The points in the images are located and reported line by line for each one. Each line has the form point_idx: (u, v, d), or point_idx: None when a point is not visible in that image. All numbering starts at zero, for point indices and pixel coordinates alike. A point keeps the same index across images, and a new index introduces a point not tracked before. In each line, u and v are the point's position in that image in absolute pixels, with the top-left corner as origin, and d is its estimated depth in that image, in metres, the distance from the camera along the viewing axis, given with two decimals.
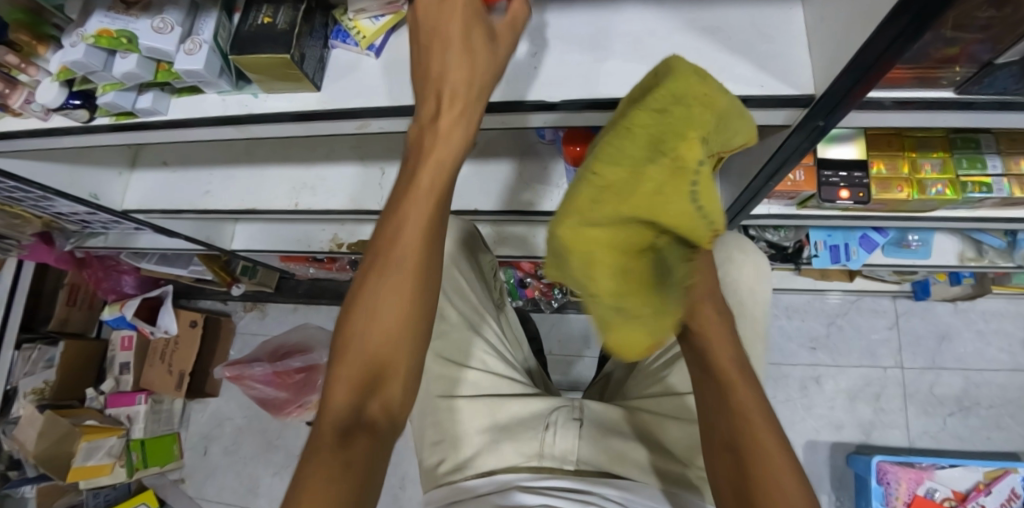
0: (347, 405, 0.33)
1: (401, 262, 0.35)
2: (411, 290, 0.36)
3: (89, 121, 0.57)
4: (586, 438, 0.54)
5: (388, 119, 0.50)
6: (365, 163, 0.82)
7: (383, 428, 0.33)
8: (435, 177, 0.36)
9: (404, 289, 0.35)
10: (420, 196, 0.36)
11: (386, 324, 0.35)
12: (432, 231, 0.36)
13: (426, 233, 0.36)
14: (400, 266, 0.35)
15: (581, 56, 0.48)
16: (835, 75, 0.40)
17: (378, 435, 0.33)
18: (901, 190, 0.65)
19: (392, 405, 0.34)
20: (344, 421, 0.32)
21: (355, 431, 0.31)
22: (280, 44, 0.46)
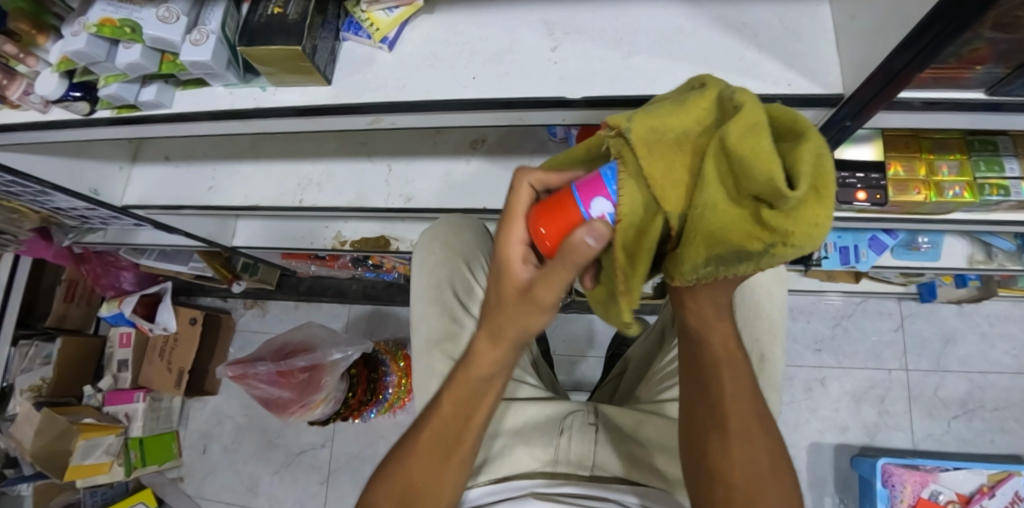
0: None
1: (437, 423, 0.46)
2: (446, 441, 0.45)
3: (90, 114, 0.56)
4: (603, 444, 0.53)
5: (400, 115, 0.48)
6: (371, 159, 0.80)
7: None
8: (492, 344, 0.42)
9: (435, 441, 0.45)
10: (481, 361, 0.43)
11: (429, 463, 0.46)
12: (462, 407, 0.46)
13: (465, 394, 0.45)
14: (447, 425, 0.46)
15: (604, 51, 0.47)
16: (869, 72, 0.38)
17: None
18: (919, 192, 0.64)
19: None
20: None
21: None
22: (292, 35, 0.44)
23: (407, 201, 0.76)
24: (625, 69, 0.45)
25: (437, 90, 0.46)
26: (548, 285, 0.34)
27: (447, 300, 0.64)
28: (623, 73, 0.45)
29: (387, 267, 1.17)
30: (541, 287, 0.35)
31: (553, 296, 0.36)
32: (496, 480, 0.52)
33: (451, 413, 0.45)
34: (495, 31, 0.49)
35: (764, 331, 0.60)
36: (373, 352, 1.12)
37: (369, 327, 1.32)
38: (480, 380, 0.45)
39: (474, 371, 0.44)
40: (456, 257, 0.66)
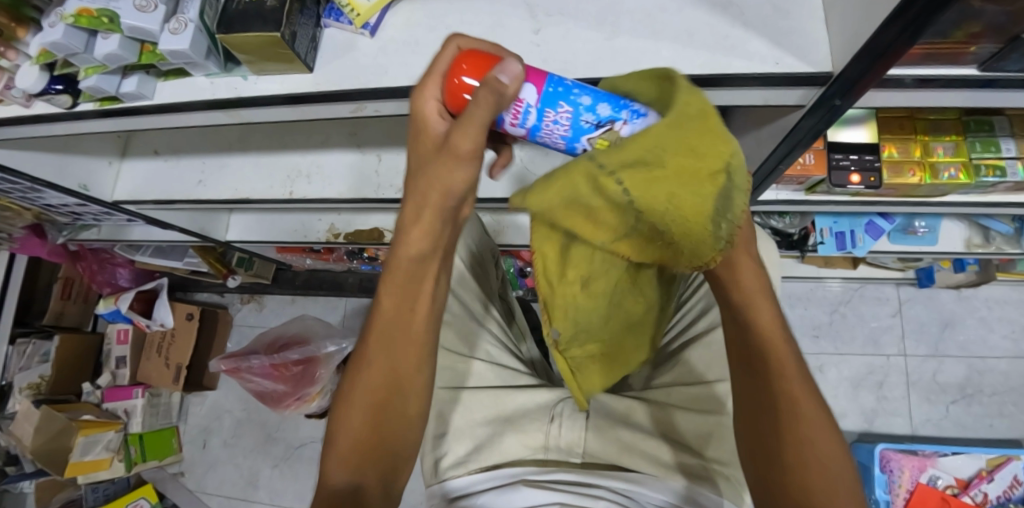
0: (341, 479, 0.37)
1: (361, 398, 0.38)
2: (386, 396, 0.38)
3: (73, 108, 0.55)
4: (593, 430, 0.54)
5: (383, 102, 0.48)
6: (359, 150, 0.80)
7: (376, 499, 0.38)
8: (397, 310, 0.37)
9: (372, 403, 0.37)
10: (414, 240, 0.34)
11: (374, 402, 0.37)
12: (407, 380, 0.38)
13: (406, 279, 0.36)
14: (377, 370, 0.37)
15: (589, 32, 0.46)
16: (858, 48, 0.37)
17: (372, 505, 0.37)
18: (914, 174, 0.63)
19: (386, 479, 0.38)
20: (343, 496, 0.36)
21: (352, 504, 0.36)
22: (269, 22, 0.44)
23: (397, 191, 0.75)
24: (610, 51, 0.45)
25: (419, 77, 0.46)
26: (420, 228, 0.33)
27: None
28: (608, 54, 0.44)
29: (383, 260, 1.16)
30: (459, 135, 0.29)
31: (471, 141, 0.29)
32: (488, 468, 0.53)
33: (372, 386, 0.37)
34: (477, 14, 0.48)
35: None
36: None
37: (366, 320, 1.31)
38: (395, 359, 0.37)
39: (405, 251, 0.34)
40: None
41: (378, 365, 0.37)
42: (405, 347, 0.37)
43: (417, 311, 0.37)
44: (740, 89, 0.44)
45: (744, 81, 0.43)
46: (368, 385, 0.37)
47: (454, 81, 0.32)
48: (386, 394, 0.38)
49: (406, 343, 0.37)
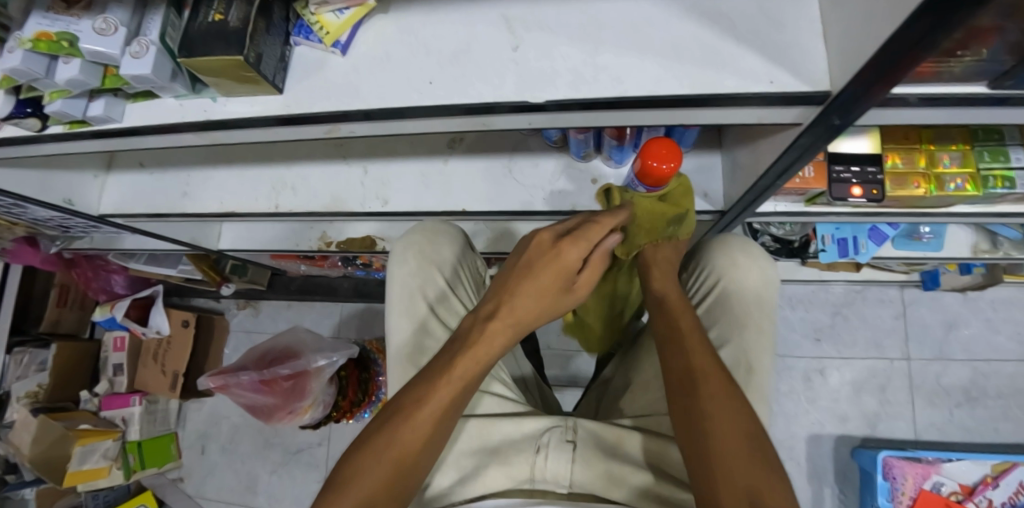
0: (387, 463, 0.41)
1: (443, 385, 0.44)
2: (453, 396, 0.44)
3: (43, 131, 0.53)
4: (581, 461, 0.52)
5: (357, 123, 0.46)
6: (345, 161, 0.78)
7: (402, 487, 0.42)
8: (506, 323, 0.46)
9: (448, 392, 0.44)
10: (486, 341, 0.46)
11: (443, 391, 0.44)
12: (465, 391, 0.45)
13: (510, 319, 0.47)
14: (468, 370, 0.45)
15: (571, 48, 0.43)
16: (859, 67, 0.35)
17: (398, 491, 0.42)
18: (918, 186, 0.60)
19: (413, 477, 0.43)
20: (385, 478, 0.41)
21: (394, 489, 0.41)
22: (233, 44, 0.42)
23: (384, 205, 0.73)
24: (593, 68, 0.42)
25: (391, 99, 0.44)
26: (541, 283, 0.46)
27: (420, 311, 0.62)
28: (591, 72, 0.42)
29: (377, 266, 1.14)
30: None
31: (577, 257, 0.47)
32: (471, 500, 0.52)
33: (461, 374, 0.45)
34: (453, 29, 0.46)
35: (752, 339, 0.57)
36: (364, 352, 1.11)
37: (361, 325, 1.30)
38: (479, 358, 0.45)
39: (529, 291, 0.46)
40: (431, 267, 0.64)
41: (461, 357, 0.45)
42: (468, 381, 0.45)
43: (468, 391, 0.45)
44: (734, 109, 0.42)
45: (737, 101, 0.40)
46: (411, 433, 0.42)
47: (651, 163, 0.49)
48: (457, 381, 0.44)
49: (494, 348, 0.46)
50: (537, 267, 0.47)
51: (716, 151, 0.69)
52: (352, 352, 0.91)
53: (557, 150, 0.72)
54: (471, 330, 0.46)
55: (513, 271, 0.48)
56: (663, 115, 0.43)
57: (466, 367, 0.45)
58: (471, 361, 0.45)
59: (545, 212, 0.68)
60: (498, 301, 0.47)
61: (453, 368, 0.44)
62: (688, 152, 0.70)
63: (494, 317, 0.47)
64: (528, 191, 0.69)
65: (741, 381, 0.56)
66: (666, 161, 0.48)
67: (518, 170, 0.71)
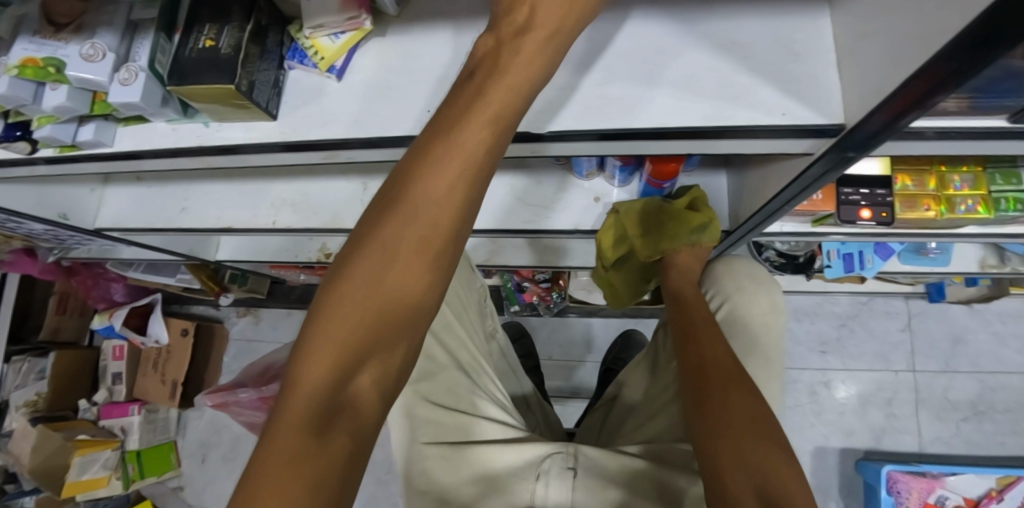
0: (327, 389, 0.28)
1: (372, 268, 0.30)
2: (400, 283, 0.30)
3: (32, 154, 0.52)
4: (582, 489, 0.51)
5: (354, 151, 0.45)
6: (344, 177, 0.77)
7: (366, 415, 0.29)
8: (452, 171, 0.29)
9: (382, 282, 0.30)
10: (456, 147, 0.29)
11: (382, 281, 0.30)
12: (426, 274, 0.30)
13: (469, 166, 0.30)
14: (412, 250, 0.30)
15: (576, 77, 0.42)
16: (879, 102, 0.33)
17: (359, 428, 0.29)
18: (929, 208, 0.59)
19: (385, 382, 0.31)
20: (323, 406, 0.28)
21: (335, 422, 0.28)
22: (225, 72, 0.40)
23: None
24: (598, 98, 0.41)
25: (390, 129, 0.42)
26: (486, 124, 0.29)
27: None
28: (596, 103, 0.41)
29: None
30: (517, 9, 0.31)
31: (509, 114, 0.30)
32: None
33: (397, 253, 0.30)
34: (454, 54, 0.44)
35: (757, 366, 0.56)
36: None
37: None
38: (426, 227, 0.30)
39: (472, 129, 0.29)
40: None
41: (398, 226, 0.30)
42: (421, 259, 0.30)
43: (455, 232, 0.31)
44: (743, 140, 0.41)
45: (749, 135, 0.39)
46: (357, 303, 0.30)
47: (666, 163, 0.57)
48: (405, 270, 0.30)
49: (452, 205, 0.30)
50: (458, 116, 0.30)
51: (722, 169, 0.68)
52: None
53: (560, 167, 0.70)
54: (404, 175, 0.30)
55: (438, 120, 0.31)
56: (671, 145, 0.42)
57: (409, 243, 0.30)
58: (413, 229, 0.30)
59: (549, 231, 0.67)
60: (429, 141, 0.30)
61: (389, 243, 0.30)
62: (693, 171, 0.68)
63: (434, 158, 0.29)
64: (531, 209, 0.67)
65: None
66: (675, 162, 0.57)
67: (520, 187, 0.69)
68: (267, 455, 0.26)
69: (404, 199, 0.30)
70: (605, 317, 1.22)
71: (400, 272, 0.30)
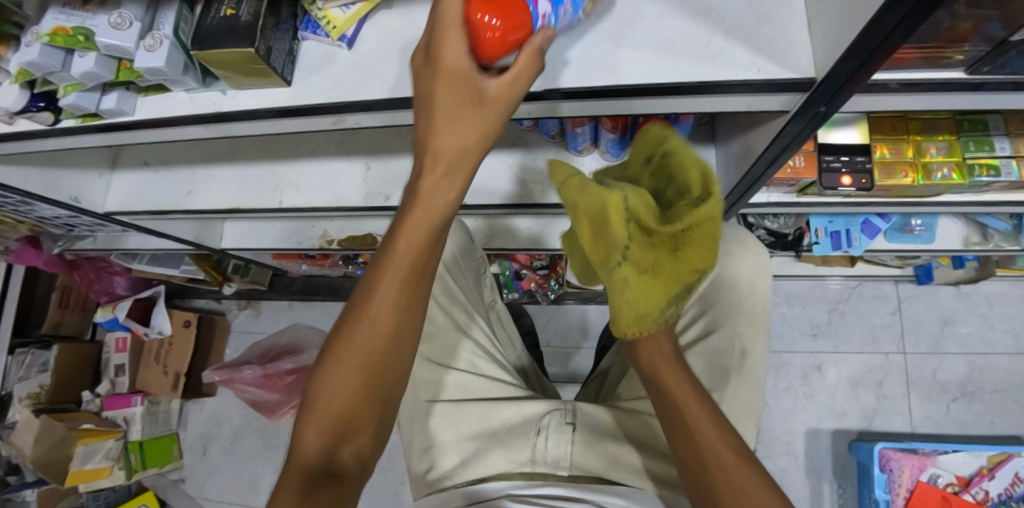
0: (329, 437, 0.34)
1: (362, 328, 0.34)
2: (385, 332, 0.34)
3: (56, 124, 0.55)
4: (580, 443, 0.53)
5: (362, 115, 0.48)
6: (348, 158, 0.80)
7: (358, 462, 0.35)
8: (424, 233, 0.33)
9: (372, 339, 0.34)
10: (431, 195, 0.33)
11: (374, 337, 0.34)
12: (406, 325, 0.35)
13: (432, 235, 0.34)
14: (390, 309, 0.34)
15: (568, 42, 0.45)
16: (842, 53, 0.36)
17: (354, 468, 0.35)
18: (906, 175, 0.62)
19: (374, 424, 0.36)
20: (326, 454, 0.33)
21: (335, 472, 0.34)
22: (244, 37, 0.43)
23: (386, 200, 0.75)
24: (589, 60, 0.44)
25: (395, 91, 0.45)
26: (462, 130, 0.32)
27: None
28: (587, 64, 0.44)
29: None
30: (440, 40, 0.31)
31: (507, 95, 0.32)
32: (473, 481, 0.53)
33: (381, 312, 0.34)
34: None
35: (745, 325, 0.58)
36: None
37: None
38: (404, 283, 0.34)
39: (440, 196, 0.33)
40: None
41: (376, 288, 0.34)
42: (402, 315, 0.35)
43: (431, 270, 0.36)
44: (722, 96, 0.44)
45: (728, 89, 0.42)
46: (353, 345, 0.34)
47: None
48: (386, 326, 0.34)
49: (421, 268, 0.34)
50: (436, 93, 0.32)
51: (709, 145, 0.71)
52: None
53: (555, 145, 0.73)
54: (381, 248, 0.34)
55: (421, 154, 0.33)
56: (657, 104, 0.45)
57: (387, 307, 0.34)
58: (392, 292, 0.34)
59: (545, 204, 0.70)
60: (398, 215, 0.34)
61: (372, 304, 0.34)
62: None
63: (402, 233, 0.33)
64: (528, 185, 0.71)
65: (735, 367, 0.57)
66: None
67: (518, 164, 0.73)
68: (283, 500, 0.32)
69: (386, 252, 0.34)
70: (601, 304, 1.25)
71: (385, 308, 0.34)
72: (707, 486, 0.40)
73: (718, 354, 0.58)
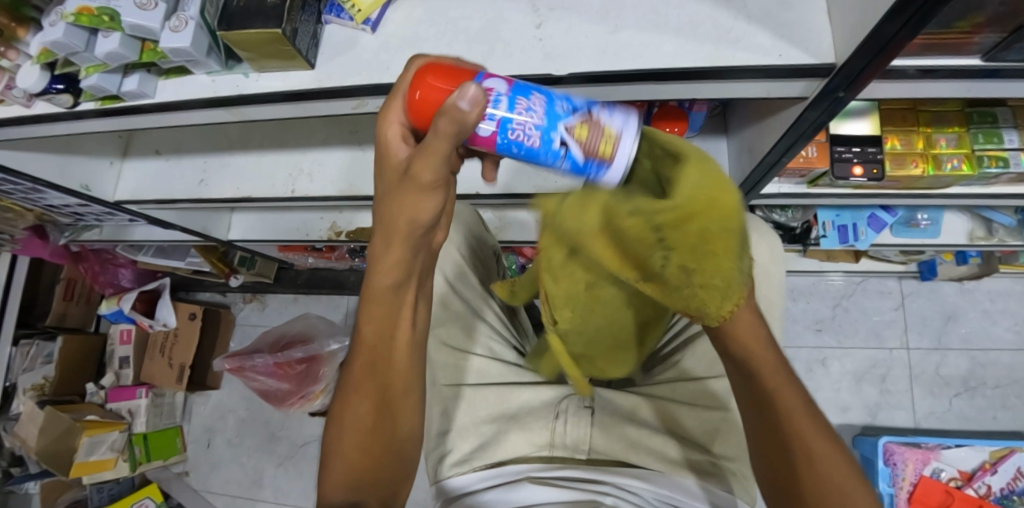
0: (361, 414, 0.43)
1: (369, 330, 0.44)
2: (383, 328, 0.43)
3: (74, 107, 0.55)
4: (598, 427, 0.54)
5: (384, 98, 0.48)
6: (360, 147, 0.80)
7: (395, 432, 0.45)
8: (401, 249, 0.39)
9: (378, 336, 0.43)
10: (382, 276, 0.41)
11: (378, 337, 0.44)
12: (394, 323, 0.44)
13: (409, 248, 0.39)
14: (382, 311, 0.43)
15: (591, 26, 0.46)
16: (862, 38, 0.37)
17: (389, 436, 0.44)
18: (916, 166, 0.63)
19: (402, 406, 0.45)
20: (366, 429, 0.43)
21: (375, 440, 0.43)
22: (271, 19, 0.44)
23: None
24: (612, 44, 0.44)
25: None
26: (426, 161, 0.32)
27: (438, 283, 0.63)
28: (609, 47, 0.44)
29: None
30: (419, 163, 0.32)
31: (433, 174, 0.33)
32: (493, 465, 0.53)
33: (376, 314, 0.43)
34: (478, 8, 0.48)
35: (759, 311, 0.60)
36: None
37: None
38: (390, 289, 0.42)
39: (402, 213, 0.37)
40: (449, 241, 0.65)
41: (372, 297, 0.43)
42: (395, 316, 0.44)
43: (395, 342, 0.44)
44: (743, 82, 0.44)
45: (748, 74, 0.43)
46: (350, 410, 0.43)
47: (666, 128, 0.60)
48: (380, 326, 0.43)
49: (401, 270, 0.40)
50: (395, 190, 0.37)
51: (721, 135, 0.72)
52: None
53: None
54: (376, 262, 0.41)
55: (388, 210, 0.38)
56: (678, 88, 0.46)
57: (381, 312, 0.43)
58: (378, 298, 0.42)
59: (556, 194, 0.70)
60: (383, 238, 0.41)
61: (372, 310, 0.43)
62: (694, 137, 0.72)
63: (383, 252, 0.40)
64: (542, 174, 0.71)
65: None
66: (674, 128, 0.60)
67: None
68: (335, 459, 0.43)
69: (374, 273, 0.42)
70: None
71: (361, 376, 0.44)
72: (798, 495, 0.33)
73: None
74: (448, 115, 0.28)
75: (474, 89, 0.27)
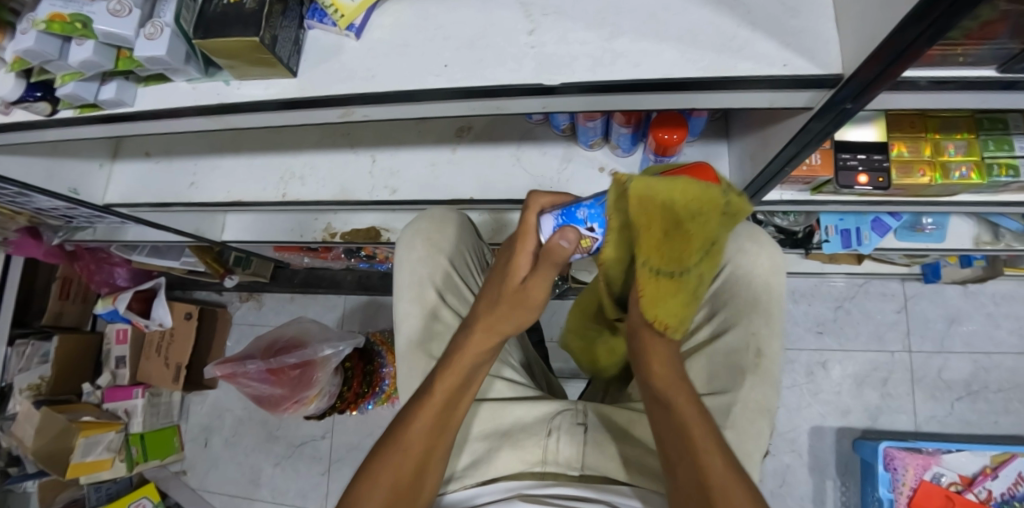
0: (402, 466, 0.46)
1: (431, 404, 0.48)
2: (447, 400, 0.49)
3: (53, 115, 0.53)
4: (592, 444, 0.53)
5: (371, 107, 0.46)
6: (352, 150, 0.78)
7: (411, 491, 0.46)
8: (485, 334, 0.51)
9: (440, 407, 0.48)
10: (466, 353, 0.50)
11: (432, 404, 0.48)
12: (454, 398, 0.49)
13: (486, 337, 0.51)
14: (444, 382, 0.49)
15: (587, 33, 0.44)
16: (873, 48, 0.34)
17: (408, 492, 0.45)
18: (924, 174, 0.61)
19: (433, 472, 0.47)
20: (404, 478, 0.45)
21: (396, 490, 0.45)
22: (249, 25, 0.42)
23: (391, 193, 0.73)
24: (608, 52, 0.42)
25: (404, 83, 0.44)
26: (539, 281, 0.49)
27: (429, 297, 0.63)
28: (606, 56, 0.42)
29: (381, 258, 1.15)
30: (534, 283, 0.49)
31: (540, 294, 0.50)
32: (483, 482, 0.52)
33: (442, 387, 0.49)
34: (467, 14, 0.46)
35: (761, 323, 0.58)
36: (369, 344, 1.12)
37: (365, 318, 1.30)
38: (468, 369, 0.50)
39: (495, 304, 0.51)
40: (440, 253, 0.65)
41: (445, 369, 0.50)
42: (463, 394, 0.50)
43: (455, 412, 0.49)
44: (746, 92, 0.42)
45: (751, 84, 0.41)
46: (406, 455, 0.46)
47: (664, 135, 0.57)
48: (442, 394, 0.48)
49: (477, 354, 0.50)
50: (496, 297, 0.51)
51: (723, 141, 0.70)
52: (356, 343, 0.93)
53: (565, 139, 0.71)
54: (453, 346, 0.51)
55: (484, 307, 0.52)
56: (678, 98, 0.44)
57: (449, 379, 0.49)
58: (450, 374, 0.49)
59: None
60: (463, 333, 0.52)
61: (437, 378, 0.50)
62: (695, 141, 0.70)
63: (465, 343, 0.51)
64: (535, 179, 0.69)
65: (751, 365, 0.56)
66: (673, 136, 0.57)
67: (526, 156, 0.71)
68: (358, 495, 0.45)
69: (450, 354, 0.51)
70: None
71: (428, 430, 0.47)
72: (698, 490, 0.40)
73: (733, 352, 0.57)
74: (558, 249, 0.46)
75: (569, 233, 0.46)
